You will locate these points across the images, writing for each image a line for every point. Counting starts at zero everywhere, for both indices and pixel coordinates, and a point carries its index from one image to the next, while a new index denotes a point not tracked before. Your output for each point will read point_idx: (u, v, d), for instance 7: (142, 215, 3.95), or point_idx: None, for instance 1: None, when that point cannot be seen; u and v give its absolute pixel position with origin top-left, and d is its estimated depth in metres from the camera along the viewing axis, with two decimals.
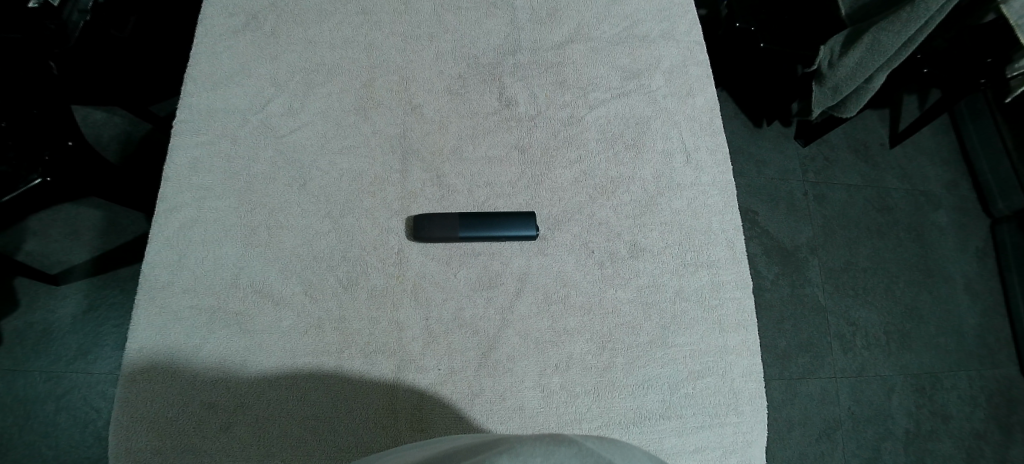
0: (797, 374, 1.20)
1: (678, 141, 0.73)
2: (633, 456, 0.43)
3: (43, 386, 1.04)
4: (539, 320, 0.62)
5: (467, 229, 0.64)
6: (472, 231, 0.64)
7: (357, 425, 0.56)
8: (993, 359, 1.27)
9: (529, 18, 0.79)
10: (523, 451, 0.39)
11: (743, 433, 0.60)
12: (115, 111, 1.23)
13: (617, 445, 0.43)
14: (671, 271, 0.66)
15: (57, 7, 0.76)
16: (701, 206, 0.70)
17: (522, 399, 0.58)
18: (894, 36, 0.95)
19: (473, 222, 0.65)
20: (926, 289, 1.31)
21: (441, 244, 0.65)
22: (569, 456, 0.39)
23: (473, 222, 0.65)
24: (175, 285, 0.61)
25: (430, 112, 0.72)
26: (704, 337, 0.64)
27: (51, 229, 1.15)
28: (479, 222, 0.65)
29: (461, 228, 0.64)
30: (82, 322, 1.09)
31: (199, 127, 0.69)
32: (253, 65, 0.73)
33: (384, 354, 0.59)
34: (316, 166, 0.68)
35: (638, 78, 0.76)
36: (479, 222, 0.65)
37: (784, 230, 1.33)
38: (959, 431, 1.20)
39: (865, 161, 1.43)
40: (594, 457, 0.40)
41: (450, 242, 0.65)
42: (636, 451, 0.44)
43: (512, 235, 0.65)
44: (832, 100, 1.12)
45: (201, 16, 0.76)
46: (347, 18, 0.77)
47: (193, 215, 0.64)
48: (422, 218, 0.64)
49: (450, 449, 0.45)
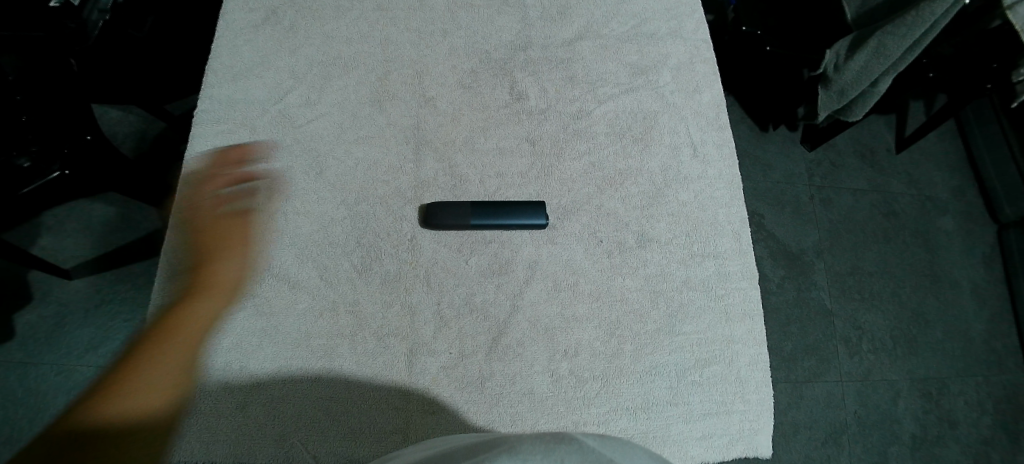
0: (803, 377, 1.20)
1: (684, 135, 0.75)
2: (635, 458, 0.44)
3: (53, 379, 1.04)
4: (548, 306, 0.63)
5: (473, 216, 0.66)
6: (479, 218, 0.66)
7: (370, 407, 0.57)
8: (1000, 366, 1.27)
9: (539, 16, 0.81)
10: (522, 449, 0.40)
11: (750, 421, 0.61)
12: (131, 110, 1.26)
13: (618, 443, 0.44)
14: (678, 261, 0.67)
15: (78, 7, 0.77)
16: (708, 199, 0.71)
17: (532, 383, 0.60)
18: (900, 40, 0.95)
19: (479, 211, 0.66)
20: (933, 293, 1.31)
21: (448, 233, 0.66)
22: (568, 453, 0.40)
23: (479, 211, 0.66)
24: (194, 268, 0.63)
25: (443, 105, 0.74)
26: (712, 326, 0.65)
27: (66, 225, 1.16)
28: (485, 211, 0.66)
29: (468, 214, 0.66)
30: (93, 316, 1.10)
31: (218, 117, 0.71)
32: (273, 58, 0.75)
33: (396, 337, 0.60)
34: (332, 155, 0.70)
35: (646, 74, 0.78)
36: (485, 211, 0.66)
37: (789, 233, 1.34)
38: (967, 438, 1.20)
39: (871, 165, 1.44)
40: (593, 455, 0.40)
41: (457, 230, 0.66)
42: (637, 452, 0.44)
43: (518, 224, 0.66)
44: (837, 104, 1.12)
45: (223, 11, 0.78)
46: (364, 14, 0.79)
47: (213, 201, 0.66)
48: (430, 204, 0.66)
49: (451, 448, 0.46)
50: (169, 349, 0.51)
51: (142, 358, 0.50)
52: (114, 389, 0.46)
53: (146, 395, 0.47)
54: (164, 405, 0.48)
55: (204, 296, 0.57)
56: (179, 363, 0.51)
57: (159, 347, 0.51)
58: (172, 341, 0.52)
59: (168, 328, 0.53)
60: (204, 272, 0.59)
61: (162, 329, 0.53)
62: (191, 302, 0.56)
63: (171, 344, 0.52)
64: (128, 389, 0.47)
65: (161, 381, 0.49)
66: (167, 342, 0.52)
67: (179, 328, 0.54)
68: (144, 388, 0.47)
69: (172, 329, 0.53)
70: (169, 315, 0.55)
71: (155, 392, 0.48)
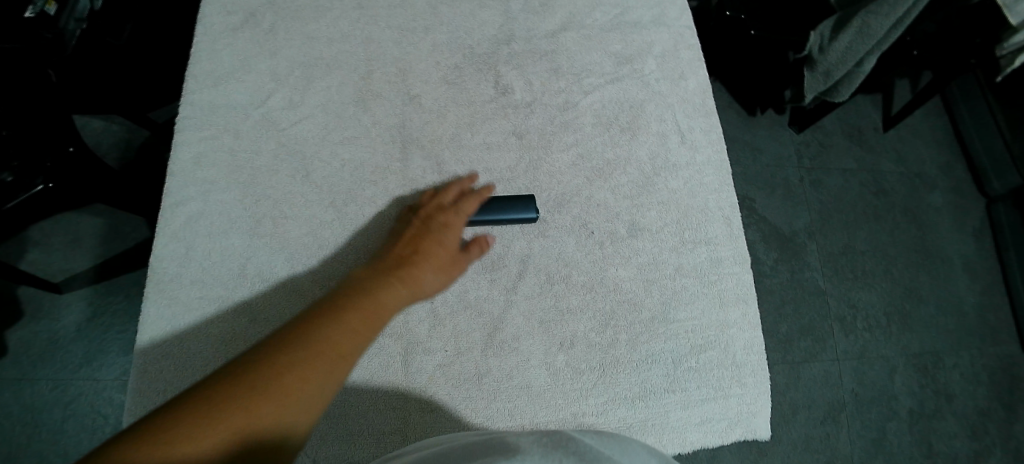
0: (800, 358, 1.21)
1: (671, 122, 0.75)
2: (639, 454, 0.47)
3: (50, 394, 1.03)
4: (542, 299, 0.64)
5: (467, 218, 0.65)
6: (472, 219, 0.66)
7: (368, 409, 0.57)
8: (994, 338, 1.29)
9: (521, 9, 0.80)
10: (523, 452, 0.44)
11: (747, 404, 0.63)
12: (113, 120, 1.23)
13: (617, 440, 0.48)
14: (670, 248, 0.68)
15: (54, 17, 0.80)
16: (698, 185, 0.71)
17: (529, 377, 0.60)
18: (884, 18, 0.96)
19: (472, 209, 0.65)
20: (925, 270, 1.33)
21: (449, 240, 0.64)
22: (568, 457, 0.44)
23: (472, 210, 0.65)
24: (183, 277, 0.62)
25: (428, 102, 0.73)
26: (705, 312, 0.65)
27: (53, 238, 1.14)
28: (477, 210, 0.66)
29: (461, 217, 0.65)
30: (87, 329, 1.09)
31: (201, 123, 0.70)
32: (254, 61, 0.74)
33: (392, 337, 0.60)
34: (318, 157, 0.69)
35: (630, 63, 0.78)
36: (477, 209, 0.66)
37: (781, 216, 1.35)
38: (962, 410, 1.22)
39: (860, 144, 1.44)
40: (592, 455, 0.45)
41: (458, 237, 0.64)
42: (636, 447, 0.48)
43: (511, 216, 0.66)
44: (824, 85, 1.12)
45: (200, 16, 0.77)
46: (344, 13, 0.78)
47: (199, 208, 0.66)
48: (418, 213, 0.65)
49: (453, 445, 0.48)
50: (318, 377, 0.46)
51: (286, 376, 0.45)
52: (249, 410, 0.42)
53: (267, 426, 0.42)
54: (281, 446, 0.43)
55: (367, 329, 0.53)
56: (319, 402, 0.46)
57: (315, 374, 0.46)
58: (329, 374, 0.47)
59: (331, 353, 0.48)
60: (382, 301, 0.55)
61: (326, 353, 0.48)
62: (359, 329, 0.52)
63: (324, 376, 0.47)
64: (256, 413, 0.42)
65: (294, 415, 0.44)
66: (324, 373, 0.47)
67: (334, 356, 0.48)
68: (270, 416, 0.42)
69: (333, 355, 0.48)
70: (336, 333, 0.50)
71: (281, 426, 0.43)
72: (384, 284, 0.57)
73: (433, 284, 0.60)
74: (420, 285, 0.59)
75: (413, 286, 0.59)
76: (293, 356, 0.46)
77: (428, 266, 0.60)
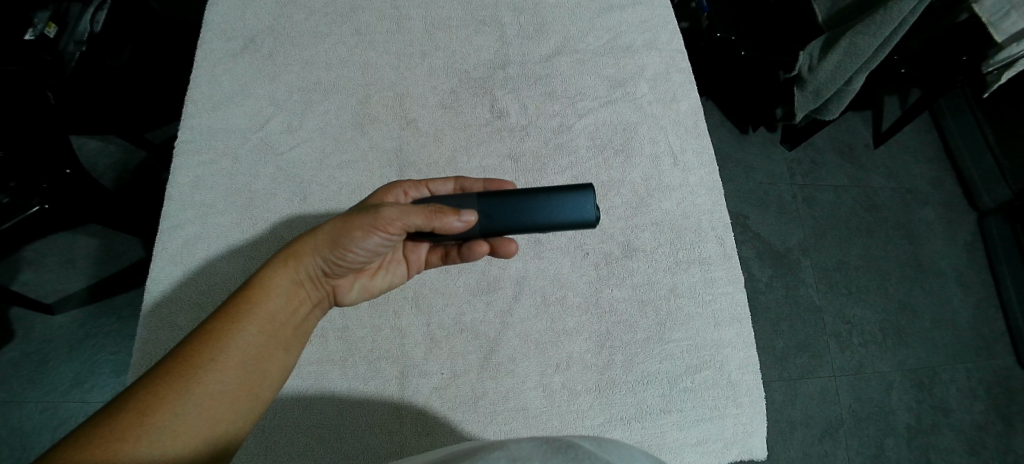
0: (797, 374, 1.22)
1: (664, 144, 0.76)
2: (633, 456, 0.48)
3: (39, 418, 1.02)
4: (538, 322, 0.64)
5: (487, 207, 0.56)
6: (492, 203, 0.56)
7: (363, 432, 0.59)
8: (989, 351, 1.29)
9: (517, 34, 0.81)
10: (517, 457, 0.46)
11: (743, 424, 0.63)
12: (110, 140, 1.21)
13: (616, 446, 0.48)
14: (665, 269, 0.68)
15: (53, 39, 0.84)
16: (690, 206, 0.72)
17: (524, 399, 0.61)
18: (871, 39, 0.96)
19: (443, 185, 0.63)
20: (918, 285, 1.34)
21: (464, 217, 0.51)
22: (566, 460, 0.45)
23: (443, 185, 0.63)
24: (181, 301, 0.63)
25: (424, 126, 0.74)
26: (700, 331, 0.66)
27: (46, 259, 1.13)
28: (458, 187, 0.64)
29: (479, 205, 0.56)
30: (78, 351, 1.07)
31: (201, 147, 0.72)
32: (253, 86, 0.75)
33: (387, 360, 0.62)
34: (315, 180, 0.70)
35: (623, 86, 0.79)
36: (455, 184, 0.64)
37: (774, 233, 1.36)
38: (960, 424, 1.22)
39: (851, 161, 1.46)
40: (591, 458, 0.45)
41: (468, 210, 0.52)
42: (633, 451, 0.48)
43: (560, 189, 0.56)
44: (814, 104, 1.13)
45: (201, 41, 0.78)
46: (342, 39, 0.79)
47: (197, 231, 0.67)
48: (445, 261, 0.64)
49: (446, 453, 0.49)
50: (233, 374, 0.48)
51: (208, 372, 0.47)
52: None
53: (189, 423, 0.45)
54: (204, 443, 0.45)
55: (242, 325, 0.50)
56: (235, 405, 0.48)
57: (166, 400, 0.44)
58: (189, 389, 0.45)
59: (192, 365, 0.46)
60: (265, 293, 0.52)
61: (183, 367, 0.46)
62: (226, 328, 0.49)
63: (183, 393, 0.45)
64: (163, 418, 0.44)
65: (165, 436, 0.43)
66: (183, 390, 0.45)
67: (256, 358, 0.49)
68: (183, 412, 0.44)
69: (191, 368, 0.46)
70: (200, 342, 0.48)
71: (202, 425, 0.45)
72: (261, 272, 0.54)
73: (337, 250, 0.53)
74: (312, 260, 0.54)
75: (300, 265, 0.54)
76: (141, 391, 0.44)
77: (319, 239, 0.53)
